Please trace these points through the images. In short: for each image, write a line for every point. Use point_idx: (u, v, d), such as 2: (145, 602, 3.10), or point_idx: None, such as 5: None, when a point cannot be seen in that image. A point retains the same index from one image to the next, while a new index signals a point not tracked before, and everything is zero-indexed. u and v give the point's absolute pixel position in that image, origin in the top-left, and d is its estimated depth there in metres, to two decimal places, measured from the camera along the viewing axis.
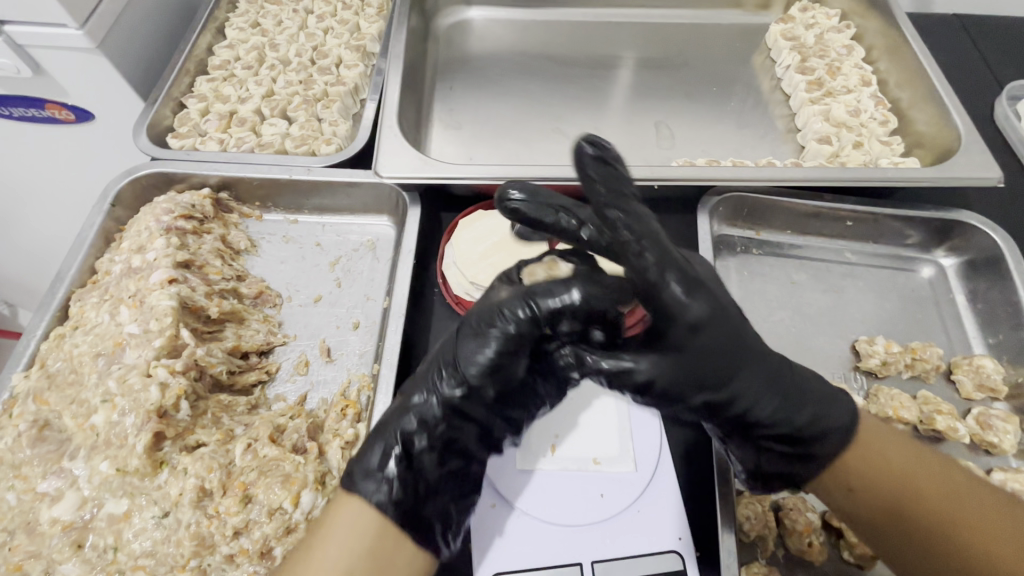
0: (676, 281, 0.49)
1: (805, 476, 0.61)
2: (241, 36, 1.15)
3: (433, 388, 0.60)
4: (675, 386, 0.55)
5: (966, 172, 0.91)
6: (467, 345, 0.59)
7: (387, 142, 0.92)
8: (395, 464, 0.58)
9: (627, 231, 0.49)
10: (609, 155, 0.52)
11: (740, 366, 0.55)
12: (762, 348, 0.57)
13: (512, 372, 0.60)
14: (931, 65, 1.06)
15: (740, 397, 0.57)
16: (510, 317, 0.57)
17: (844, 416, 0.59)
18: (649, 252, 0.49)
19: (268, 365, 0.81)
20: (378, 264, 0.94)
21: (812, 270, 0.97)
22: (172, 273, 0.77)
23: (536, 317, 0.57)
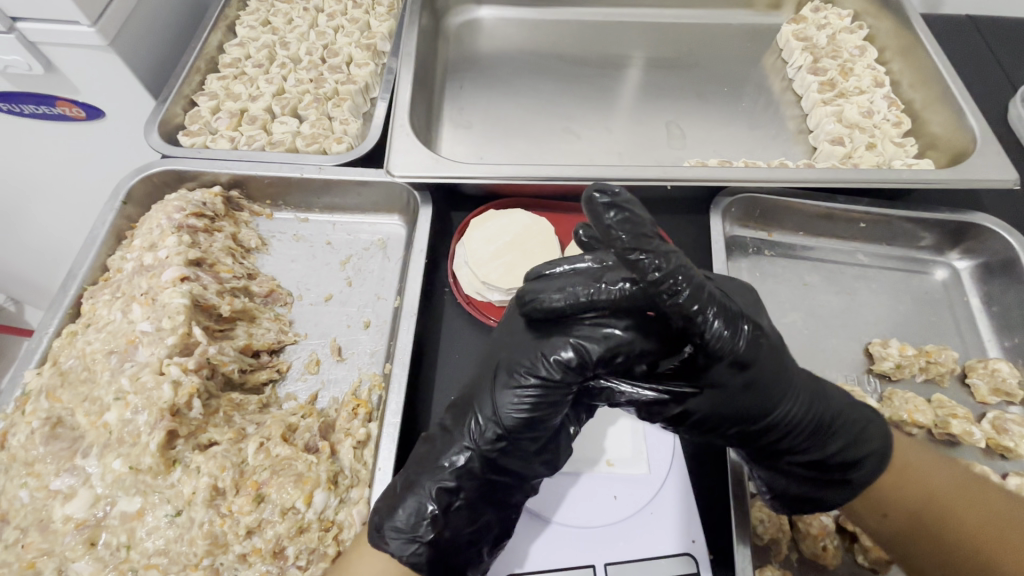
0: (716, 317, 0.52)
1: (835, 502, 0.63)
2: (251, 34, 1.15)
3: (468, 441, 0.60)
4: (713, 419, 0.59)
5: (982, 174, 0.90)
6: (504, 394, 0.59)
7: (399, 141, 0.91)
8: (428, 528, 0.57)
9: (656, 272, 0.49)
10: (620, 198, 0.50)
11: (780, 397, 0.58)
12: (796, 377, 0.60)
13: (546, 422, 0.59)
14: (945, 67, 1.06)
15: (778, 426, 0.59)
16: (552, 364, 0.58)
17: (878, 440, 0.62)
18: (684, 289, 0.50)
19: (279, 363, 0.81)
20: (388, 263, 0.94)
21: (824, 272, 0.97)
22: (184, 270, 0.77)
23: (581, 363, 0.57)
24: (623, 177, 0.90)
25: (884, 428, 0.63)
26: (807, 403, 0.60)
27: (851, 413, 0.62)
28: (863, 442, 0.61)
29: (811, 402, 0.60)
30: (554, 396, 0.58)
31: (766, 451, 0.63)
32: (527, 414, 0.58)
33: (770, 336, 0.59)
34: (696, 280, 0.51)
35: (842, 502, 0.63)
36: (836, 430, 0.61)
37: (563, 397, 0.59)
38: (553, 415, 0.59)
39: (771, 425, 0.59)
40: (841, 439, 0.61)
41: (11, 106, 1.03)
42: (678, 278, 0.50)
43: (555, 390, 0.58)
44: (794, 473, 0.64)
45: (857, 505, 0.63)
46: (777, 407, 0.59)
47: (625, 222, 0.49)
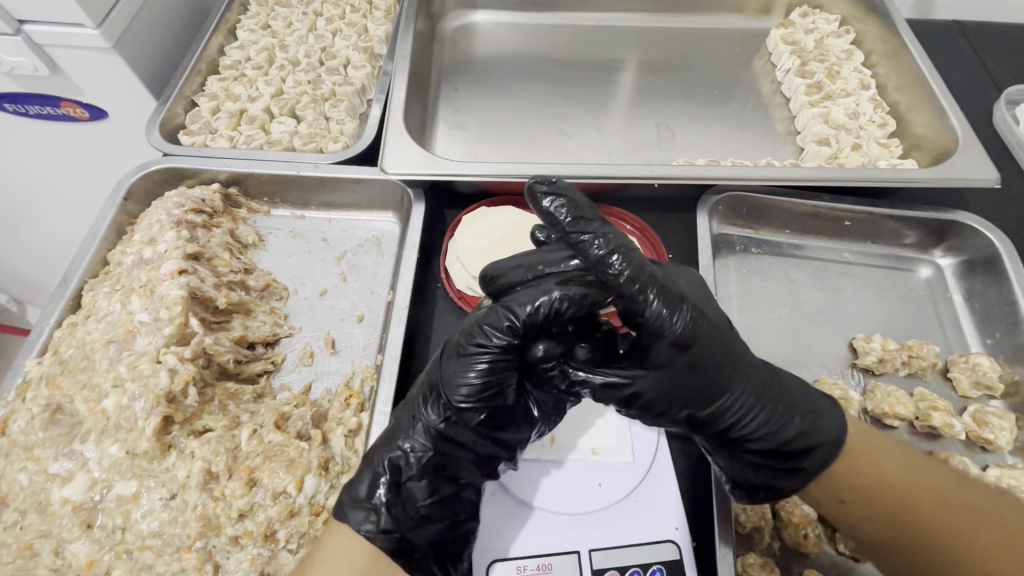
0: (655, 297, 0.57)
1: (789, 490, 0.65)
2: (252, 37, 1.18)
3: (419, 414, 0.65)
4: (662, 398, 0.62)
5: (962, 173, 0.92)
6: (451, 366, 0.63)
7: (393, 141, 0.94)
8: (382, 492, 0.61)
9: (598, 250, 0.56)
10: (558, 189, 0.60)
11: (731, 380, 0.62)
12: (746, 359, 0.64)
13: (496, 392, 0.62)
14: (929, 70, 1.08)
15: (729, 407, 0.63)
16: (490, 332, 0.60)
17: (831, 429, 0.63)
18: (624, 268, 0.56)
19: (273, 355, 0.83)
20: (383, 259, 0.96)
21: (809, 269, 0.98)
22: (182, 264, 0.79)
23: (513, 330, 0.60)
24: (612, 175, 0.93)
25: (837, 424, 0.64)
26: (756, 393, 0.64)
27: (800, 405, 0.65)
28: (822, 428, 0.63)
29: (759, 394, 0.63)
30: (502, 369, 0.61)
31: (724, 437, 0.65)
32: (479, 383, 0.61)
33: (712, 319, 0.62)
34: (636, 259, 0.57)
35: (795, 490, 0.64)
36: (790, 414, 0.64)
37: (509, 366, 0.62)
38: (501, 390, 0.63)
39: (726, 407, 0.63)
40: (789, 426, 0.63)
41: (18, 107, 1.06)
42: (618, 256, 0.56)
43: (501, 356, 0.61)
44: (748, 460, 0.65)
45: (817, 494, 0.65)
46: (727, 389, 0.62)
47: (567, 206, 0.59)
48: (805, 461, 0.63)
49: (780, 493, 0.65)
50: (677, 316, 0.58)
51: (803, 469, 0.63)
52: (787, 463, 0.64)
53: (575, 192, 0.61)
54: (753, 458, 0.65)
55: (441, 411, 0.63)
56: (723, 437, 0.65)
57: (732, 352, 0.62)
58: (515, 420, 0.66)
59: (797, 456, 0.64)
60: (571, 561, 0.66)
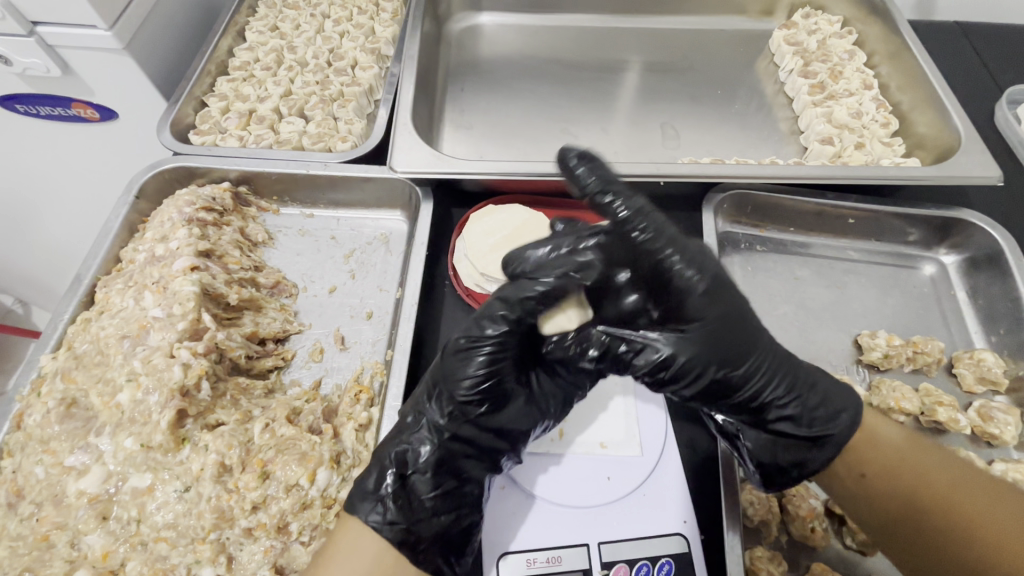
0: (678, 257, 0.59)
1: (816, 467, 0.65)
2: (260, 39, 1.19)
3: (424, 411, 0.66)
4: (698, 362, 0.61)
5: (966, 171, 0.93)
6: (452, 363, 0.65)
7: (401, 139, 0.95)
8: (389, 484, 0.62)
9: (624, 209, 0.60)
10: (592, 157, 0.64)
11: (755, 343, 0.63)
12: (766, 327, 0.65)
13: (499, 380, 0.65)
14: (931, 69, 1.09)
15: (755, 373, 0.63)
16: (491, 323, 0.64)
17: (851, 402, 0.66)
18: (647, 228, 0.59)
19: (284, 351, 0.84)
20: (391, 257, 0.97)
21: (813, 266, 0.99)
22: (194, 260, 0.80)
23: (512, 319, 0.64)
24: (618, 173, 0.94)
25: (856, 400, 0.67)
26: (779, 359, 0.64)
27: (818, 379, 0.67)
28: (834, 401, 0.66)
29: (783, 362, 0.64)
30: (503, 360, 0.65)
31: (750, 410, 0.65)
32: (481, 377, 0.64)
33: (733, 286, 0.63)
34: (658, 220, 0.60)
35: (824, 463, 0.65)
36: (811, 385, 0.65)
37: (508, 355, 0.65)
38: (503, 380, 0.66)
39: (750, 374, 0.63)
40: (809, 396, 0.65)
41: (30, 108, 1.07)
42: (641, 216, 0.60)
43: (504, 345, 0.64)
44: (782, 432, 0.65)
45: (840, 468, 0.67)
46: (752, 353, 0.62)
47: (593, 173, 0.63)
48: (823, 431, 0.65)
49: (807, 470, 0.66)
50: (699, 276, 0.60)
51: (830, 438, 0.65)
52: (816, 435, 0.65)
53: (604, 161, 0.65)
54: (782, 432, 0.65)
55: (443, 406, 0.65)
56: (750, 409, 0.65)
57: (755, 317, 0.64)
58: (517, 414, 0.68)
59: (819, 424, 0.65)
60: (580, 554, 0.67)
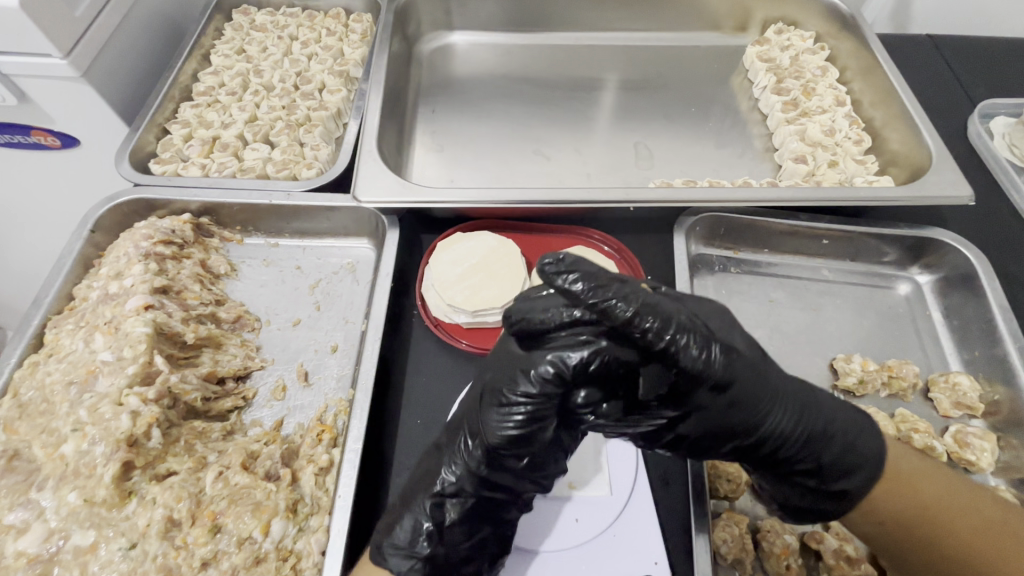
0: (689, 341, 0.53)
1: (834, 513, 0.62)
2: (226, 63, 1.16)
3: (457, 459, 0.64)
4: (705, 438, 0.59)
5: (938, 191, 0.93)
6: (490, 415, 0.60)
7: (367, 168, 0.92)
8: (423, 542, 0.62)
9: (626, 313, 0.52)
10: (564, 263, 0.54)
11: (767, 410, 0.58)
12: (786, 386, 0.60)
13: (543, 430, 0.60)
14: (904, 86, 1.09)
15: (769, 436, 0.59)
16: (532, 382, 0.58)
17: (872, 449, 0.60)
18: (652, 324, 0.52)
19: (245, 390, 0.81)
20: (358, 287, 0.94)
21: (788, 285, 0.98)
22: (148, 299, 0.78)
23: (558, 375, 0.57)
24: (588, 197, 0.92)
25: (879, 439, 0.62)
26: (795, 414, 0.60)
27: (843, 424, 0.61)
28: (861, 449, 0.60)
29: (800, 414, 0.60)
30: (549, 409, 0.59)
31: (764, 464, 0.62)
32: (517, 434, 0.59)
33: (745, 353, 0.59)
34: (662, 309, 0.53)
35: (839, 512, 0.62)
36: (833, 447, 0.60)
37: (552, 411, 0.59)
38: (547, 425, 0.60)
39: (762, 439, 0.59)
40: (836, 452, 0.60)
41: None
42: (645, 316, 0.52)
43: (542, 405, 0.58)
44: (798, 485, 0.63)
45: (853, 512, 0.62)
46: (763, 419, 0.58)
47: (577, 278, 0.53)
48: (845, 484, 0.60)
49: (826, 516, 0.63)
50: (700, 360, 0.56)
51: (848, 492, 0.60)
52: (831, 488, 0.61)
53: (585, 264, 0.55)
54: (796, 480, 0.63)
55: (478, 456, 0.62)
56: (764, 464, 0.62)
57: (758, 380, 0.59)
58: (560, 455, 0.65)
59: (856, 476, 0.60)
60: None
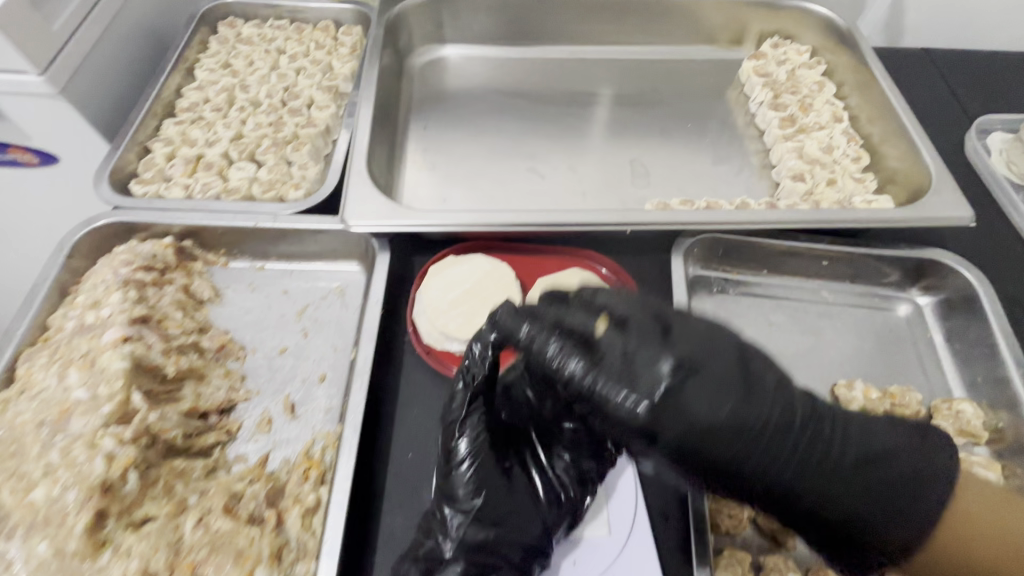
0: (624, 384, 0.54)
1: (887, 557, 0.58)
2: (210, 77, 1.13)
3: (437, 518, 0.65)
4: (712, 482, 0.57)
5: (939, 212, 0.91)
6: (446, 463, 0.67)
7: (356, 191, 0.89)
8: None
9: (541, 350, 0.59)
10: (513, 310, 0.63)
11: (788, 460, 0.56)
12: (824, 434, 0.57)
13: (492, 469, 0.66)
14: (902, 103, 1.07)
15: (797, 487, 0.56)
16: (459, 422, 0.68)
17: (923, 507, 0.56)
18: (575, 367, 0.57)
19: (228, 425, 0.78)
20: (347, 312, 0.91)
21: (779, 313, 0.96)
22: (127, 330, 0.74)
23: (473, 404, 0.69)
24: (584, 219, 0.89)
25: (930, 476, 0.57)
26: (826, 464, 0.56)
27: (878, 472, 0.57)
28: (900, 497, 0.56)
29: (824, 464, 0.56)
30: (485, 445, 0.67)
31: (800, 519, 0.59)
32: (470, 475, 0.65)
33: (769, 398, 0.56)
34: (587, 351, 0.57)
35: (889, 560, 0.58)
36: (858, 497, 0.56)
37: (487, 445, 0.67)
38: (494, 462, 0.67)
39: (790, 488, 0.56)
40: (869, 499, 0.56)
41: None
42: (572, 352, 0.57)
43: (476, 439, 0.67)
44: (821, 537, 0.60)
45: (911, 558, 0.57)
46: (779, 469, 0.56)
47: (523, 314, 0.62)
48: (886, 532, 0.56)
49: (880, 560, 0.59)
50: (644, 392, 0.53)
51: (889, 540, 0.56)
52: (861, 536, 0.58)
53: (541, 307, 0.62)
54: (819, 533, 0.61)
55: (455, 512, 0.64)
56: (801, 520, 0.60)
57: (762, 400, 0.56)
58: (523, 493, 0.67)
59: (889, 522, 0.56)
60: None
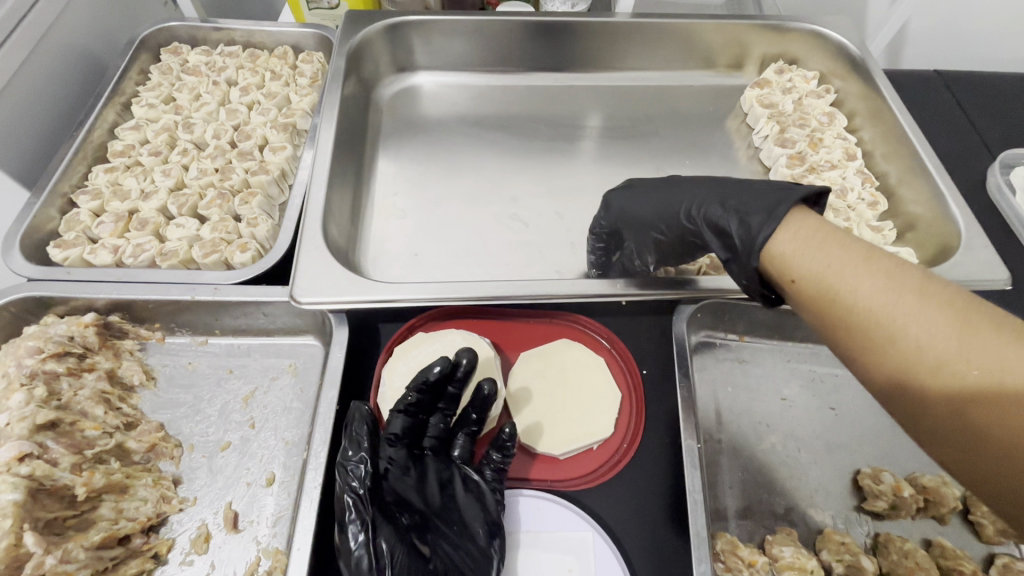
0: (437, 416, 0.70)
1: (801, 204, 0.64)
2: (150, 114, 1.00)
3: None
4: (660, 250, 0.81)
5: (969, 273, 0.81)
6: None
7: (307, 259, 0.77)
8: None
9: (390, 453, 0.65)
10: (358, 419, 0.64)
11: (664, 231, 0.77)
12: (689, 184, 0.76)
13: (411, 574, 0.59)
14: (922, 140, 0.97)
15: (682, 180, 0.77)
16: (356, 543, 0.58)
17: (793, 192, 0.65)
18: (385, 463, 0.64)
19: (156, 546, 0.66)
20: (301, 396, 0.79)
21: (732, 190, 0.70)
22: (25, 446, 0.62)
23: (368, 525, 0.59)
24: (573, 287, 0.78)
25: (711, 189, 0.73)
26: (667, 238, 0.78)
27: (695, 188, 0.75)
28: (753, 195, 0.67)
29: (689, 191, 0.75)
30: (395, 554, 0.59)
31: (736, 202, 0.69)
32: None
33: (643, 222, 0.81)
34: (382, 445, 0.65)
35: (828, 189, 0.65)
36: (724, 192, 0.71)
37: (395, 553, 0.59)
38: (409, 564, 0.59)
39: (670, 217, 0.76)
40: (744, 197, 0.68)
41: None
42: (388, 451, 0.65)
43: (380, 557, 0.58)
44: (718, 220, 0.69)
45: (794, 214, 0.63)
46: (664, 240, 0.79)
47: (365, 429, 0.64)
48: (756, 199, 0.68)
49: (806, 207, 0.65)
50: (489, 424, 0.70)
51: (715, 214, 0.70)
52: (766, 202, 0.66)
53: (360, 419, 0.64)
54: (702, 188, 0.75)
55: None
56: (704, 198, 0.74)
57: (654, 214, 0.78)
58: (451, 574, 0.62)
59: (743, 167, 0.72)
60: None
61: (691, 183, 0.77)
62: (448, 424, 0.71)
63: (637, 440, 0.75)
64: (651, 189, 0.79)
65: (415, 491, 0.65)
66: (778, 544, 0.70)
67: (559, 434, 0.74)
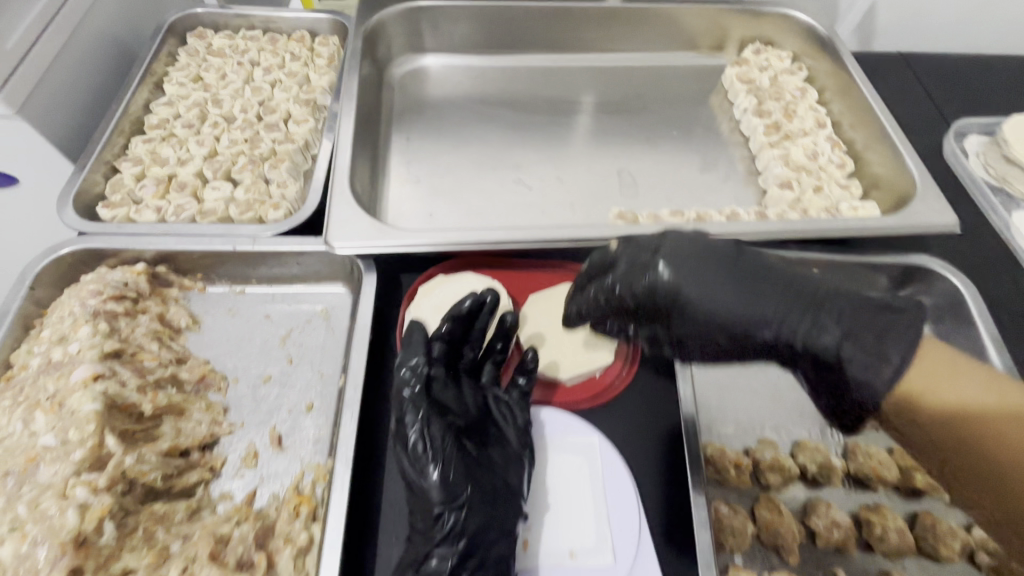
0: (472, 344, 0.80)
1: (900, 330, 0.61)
2: (181, 92, 1.09)
3: (432, 519, 0.66)
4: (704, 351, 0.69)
5: (923, 218, 0.92)
6: (419, 471, 0.68)
7: (338, 210, 0.85)
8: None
9: (438, 369, 0.76)
10: (415, 337, 0.76)
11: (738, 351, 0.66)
12: (771, 290, 0.64)
13: (456, 460, 0.69)
14: (883, 108, 1.08)
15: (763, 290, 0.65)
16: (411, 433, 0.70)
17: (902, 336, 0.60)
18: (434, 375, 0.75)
19: (212, 460, 0.74)
20: (333, 336, 0.88)
21: (847, 322, 0.61)
22: (97, 367, 0.70)
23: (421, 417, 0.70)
24: (576, 233, 0.87)
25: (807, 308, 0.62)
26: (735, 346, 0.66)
27: (782, 304, 0.64)
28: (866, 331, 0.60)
29: (774, 309, 0.64)
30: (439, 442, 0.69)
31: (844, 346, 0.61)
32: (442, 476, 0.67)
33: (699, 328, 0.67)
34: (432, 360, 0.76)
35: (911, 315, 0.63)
36: (821, 308, 0.62)
37: (443, 442, 0.69)
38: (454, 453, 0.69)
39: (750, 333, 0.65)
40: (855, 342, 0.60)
41: None
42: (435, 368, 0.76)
43: (430, 444, 0.69)
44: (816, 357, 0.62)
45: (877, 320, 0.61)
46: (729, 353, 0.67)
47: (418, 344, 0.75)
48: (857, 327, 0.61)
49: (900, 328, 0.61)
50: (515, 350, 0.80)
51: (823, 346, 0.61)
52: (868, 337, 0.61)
53: (416, 338, 0.76)
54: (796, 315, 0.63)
55: (445, 507, 0.66)
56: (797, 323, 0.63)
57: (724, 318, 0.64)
58: (490, 466, 0.71)
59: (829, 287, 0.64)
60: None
61: (771, 287, 0.65)
62: (477, 354, 0.80)
63: (636, 365, 0.84)
64: (723, 282, 0.65)
65: (459, 400, 0.76)
66: (762, 449, 0.80)
67: (566, 362, 0.83)
